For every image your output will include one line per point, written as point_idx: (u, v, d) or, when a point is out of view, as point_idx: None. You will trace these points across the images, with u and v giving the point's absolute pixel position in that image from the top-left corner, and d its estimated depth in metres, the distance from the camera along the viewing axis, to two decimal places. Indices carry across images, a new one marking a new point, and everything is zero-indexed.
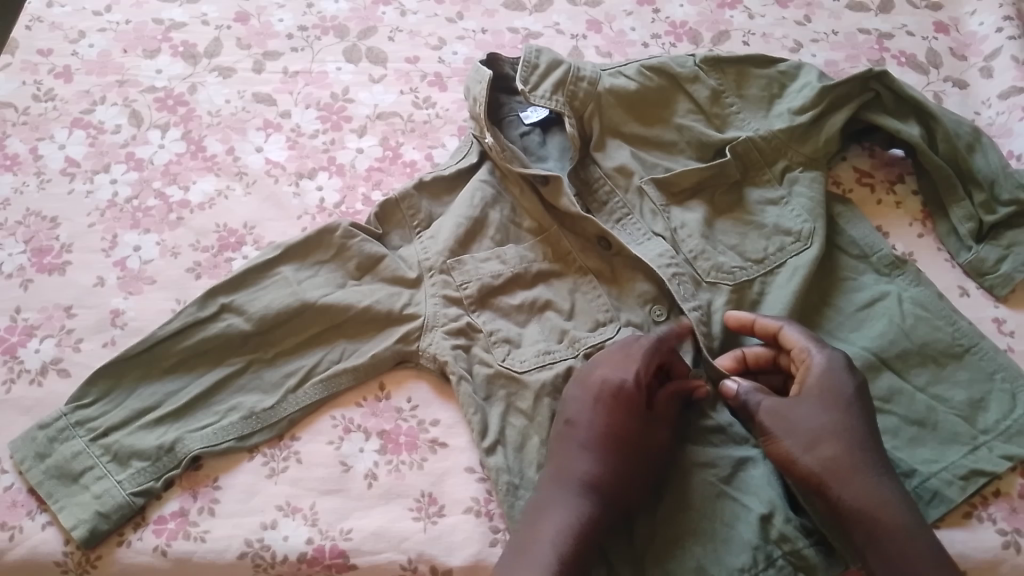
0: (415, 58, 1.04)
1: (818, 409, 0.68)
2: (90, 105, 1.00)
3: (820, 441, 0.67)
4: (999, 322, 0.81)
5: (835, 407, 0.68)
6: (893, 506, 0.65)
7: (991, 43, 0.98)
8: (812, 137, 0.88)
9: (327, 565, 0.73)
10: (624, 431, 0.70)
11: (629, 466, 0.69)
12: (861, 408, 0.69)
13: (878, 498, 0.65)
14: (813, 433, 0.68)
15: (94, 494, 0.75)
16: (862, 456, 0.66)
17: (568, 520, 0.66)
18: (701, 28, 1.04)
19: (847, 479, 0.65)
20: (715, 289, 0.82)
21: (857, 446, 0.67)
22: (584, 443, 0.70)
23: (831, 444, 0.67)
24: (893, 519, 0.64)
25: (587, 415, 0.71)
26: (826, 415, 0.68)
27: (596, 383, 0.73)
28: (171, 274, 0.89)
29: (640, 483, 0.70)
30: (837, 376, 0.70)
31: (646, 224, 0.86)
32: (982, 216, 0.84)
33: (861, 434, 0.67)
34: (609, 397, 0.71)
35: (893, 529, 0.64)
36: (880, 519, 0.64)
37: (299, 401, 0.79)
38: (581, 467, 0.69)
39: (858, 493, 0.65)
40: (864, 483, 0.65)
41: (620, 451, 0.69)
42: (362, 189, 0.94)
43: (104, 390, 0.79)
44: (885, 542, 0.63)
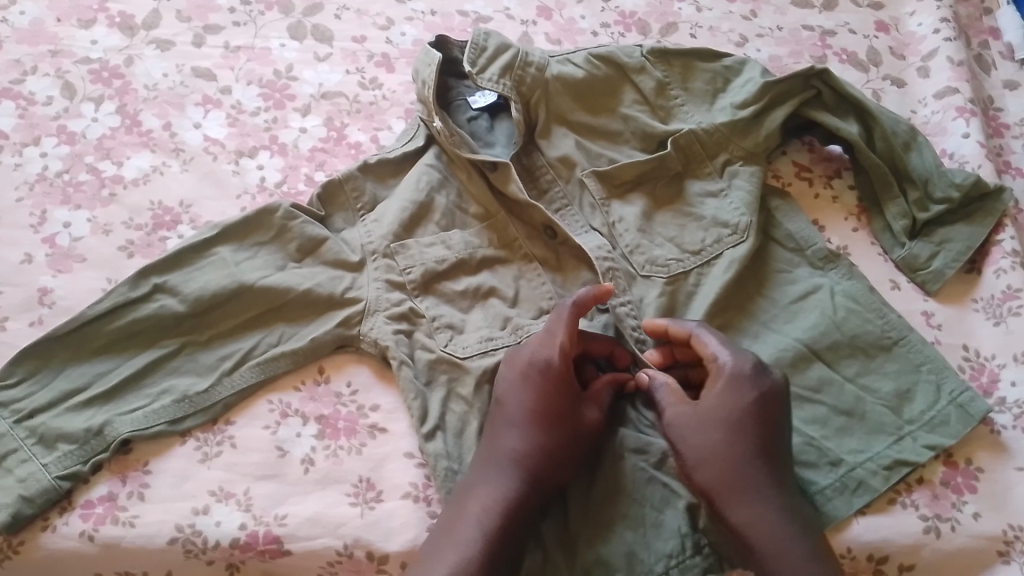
0: (362, 38, 1.02)
1: (705, 429, 0.69)
2: (21, 75, 0.96)
3: (708, 463, 0.68)
4: (928, 315, 0.84)
5: (723, 427, 0.69)
6: (769, 521, 0.66)
7: (929, 43, 1.01)
8: (753, 132, 0.89)
9: (260, 551, 0.72)
10: (554, 407, 0.71)
11: (558, 441, 0.70)
12: (759, 424, 0.69)
13: (755, 512, 0.66)
14: (700, 452, 0.69)
15: (16, 478, 0.72)
16: (749, 474, 0.67)
17: (493, 495, 0.67)
18: (650, 19, 1.05)
19: (725, 497, 0.67)
20: (649, 283, 0.83)
21: (747, 464, 0.68)
22: (513, 420, 0.71)
23: (720, 462, 0.68)
24: (772, 535, 0.65)
25: (516, 394, 0.72)
26: (716, 434, 0.69)
27: (524, 361, 0.73)
28: (103, 253, 0.86)
29: (570, 458, 0.70)
30: (733, 394, 0.70)
31: (584, 217, 0.87)
32: (916, 214, 0.86)
33: (747, 451, 0.68)
34: (537, 376, 0.72)
35: (768, 546, 0.65)
36: (757, 539, 0.65)
37: (234, 385, 0.78)
38: (508, 445, 0.70)
39: (741, 510, 0.66)
40: (748, 501, 0.67)
41: (549, 426, 0.70)
42: (305, 169, 0.92)
43: (31, 370, 0.76)
44: (759, 558, 0.65)
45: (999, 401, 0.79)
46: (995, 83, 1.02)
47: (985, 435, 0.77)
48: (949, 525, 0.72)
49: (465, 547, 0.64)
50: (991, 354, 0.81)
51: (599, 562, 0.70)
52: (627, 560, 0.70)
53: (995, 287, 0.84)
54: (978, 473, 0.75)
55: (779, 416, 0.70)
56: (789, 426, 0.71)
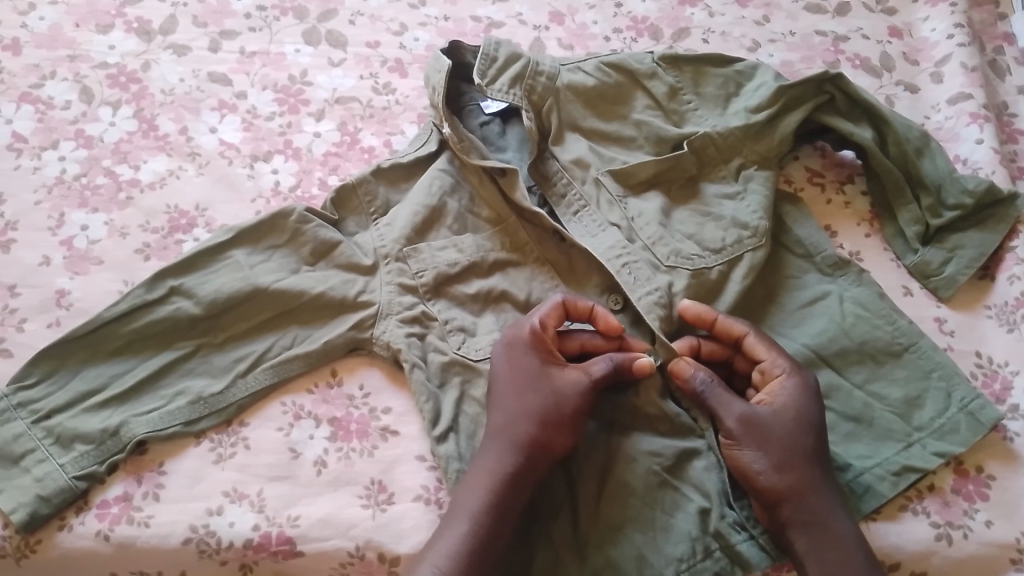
0: (375, 43, 1.03)
1: (790, 429, 0.69)
2: (39, 80, 0.98)
3: (789, 462, 0.68)
4: (940, 321, 0.83)
5: (804, 429, 0.70)
6: (836, 521, 0.67)
7: (942, 49, 1.01)
8: (768, 135, 0.89)
9: (273, 551, 0.73)
10: (530, 379, 0.72)
11: (541, 410, 0.70)
12: (824, 431, 0.71)
13: (827, 512, 0.67)
14: (783, 452, 0.68)
15: (34, 478, 0.73)
16: (822, 475, 0.69)
17: (486, 472, 0.68)
18: (661, 24, 1.05)
19: (805, 498, 0.67)
20: (673, 273, 0.82)
21: (820, 466, 0.69)
22: (495, 398, 0.72)
23: (801, 461, 0.68)
24: (837, 533, 0.67)
25: (498, 374, 0.73)
26: (796, 433, 0.69)
27: (506, 340, 0.75)
28: (119, 255, 0.87)
29: (557, 422, 0.70)
30: (804, 398, 0.71)
31: (601, 215, 0.86)
32: (929, 220, 0.86)
33: (817, 455, 0.69)
34: (516, 355, 0.73)
35: (838, 543, 0.66)
36: (828, 536, 0.66)
37: (248, 387, 0.79)
38: (496, 423, 0.71)
39: (815, 510, 0.67)
40: (821, 500, 0.68)
41: (530, 397, 0.71)
42: (319, 173, 0.93)
43: (48, 371, 0.77)
44: (830, 555, 0.66)
45: (1011, 408, 0.78)
46: (1009, 89, 1.01)
47: (997, 442, 0.77)
48: (960, 532, 0.72)
49: (461, 524, 0.66)
50: (1004, 360, 0.81)
51: (609, 565, 0.70)
52: (636, 563, 0.71)
53: (1007, 294, 0.84)
54: (989, 480, 0.75)
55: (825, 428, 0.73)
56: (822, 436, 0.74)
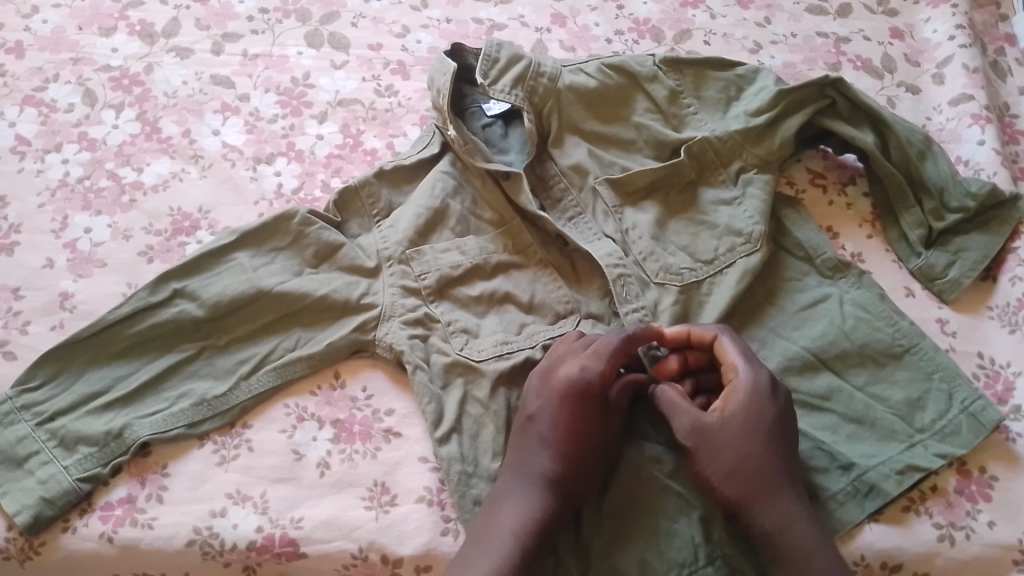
0: (378, 45, 1.03)
1: (743, 437, 0.69)
2: (43, 83, 0.98)
3: (741, 470, 0.68)
4: (943, 322, 0.84)
5: (757, 435, 0.69)
6: (804, 533, 0.67)
7: (943, 50, 1.01)
8: (767, 140, 0.89)
9: (276, 553, 0.73)
10: (585, 426, 0.71)
11: (587, 463, 0.70)
12: (783, 434, 0.70)
13: (793, 523, 0.67)
14: (734, 462, 0.69)
15: (38, 480, 0.73)
16: (778, 484, 0.68)
17: (526, 514, 0.67)
18: (663, 26, 1.05)
19: (766, 507, 0.67)
20: (663, 289, 0.83)
21: (781, 476, 0.68)
22: (540, 438, 0.71)
23: (752, 471, 0.68)
24: (803, 543, 0.66)
25: (546, 414, 0.71)
26: (746, 441, 0.69)
27: (556, 381, 0.72)
28: (122, 257, 0.87)
29: (591, 472, 0.71)
30: (757, 399, 0.71)
31: (597, 225, 0.87)
32: (932, 223, 0.86)
33: (780, 465, 0.69)
34: (573, 394, 0.71)
35: (804, 552, 0.66)
36: (791, 545, 0.66)
37: (251, 389, 0.79)
38: (541, 464, 0.70)
39: (772, 523, 0.67)
40: (782, 510, 0.67)
41: (580, 448, 0.70)
42: (322, 175, 0.93)
43: (52, 373, 0.77)
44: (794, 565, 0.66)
45: (1013, 409, 0.78)
46: (1011, 90, 1.01)
47: (999, 443, 0.77)
48: (962, 533, 0.72)
49: (497, 556, 0.64)
50: (1006, 361, 0.81)
51: (613, 570, 0.71)
52: (639, 568, 0.71)
53: (1009, 295, 0.84)
54: (992, 481, 0.75)
55: (792, 424, 0.72)
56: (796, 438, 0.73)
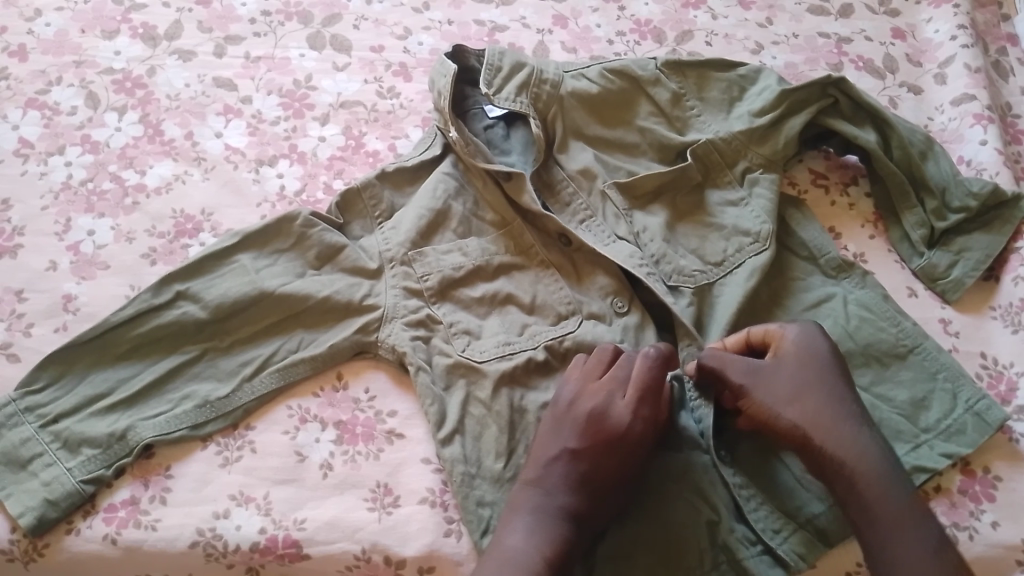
0: (380, 47, 1.03)
1: (796, 370, 0.70)
2: (46, 85, 0.98)
3: (802, 395, 0.69)
4: (946, 323, 0.84)
5: (814, 366, 0.71)
6: (869, 457, 0.67)
7: (945, 50, 1.01)
8: (771, 139, 0.89)
9: (279, 554, 0.73)
10: (615, 467, 0.69)
11: (608, 499, 0.69)
12: (839, 371, 0.71)
13: (856, 449, 0.67)
14: (792, 390, 0.70)
15: (41, 482, 0.74)
16: (852, 419, 0.68)
17: (547, 545, 0.65)
18: (665, 27, 1.05)
19: (829, 433, 0.68)
20: (679, 293, 0.83)
21: (843, 407, 0.69)
22: (581, 477, 0.68)
23: (824, 408, 0.69)
24: (870, 469, 0.66)
25: (593, 455, 0.69)
26: (813, 379, 0.70)
27: (608, 426, 0.70)
28: (125, 259, 0.87)
29: (610, 505, 0.70)
30: (815, 341, 0.72)
31: (609, 226, 0.87)
32: (934, 223, 0.86)
33: (840, 395, 0.70)
34: (606, 433, 0.69)
35: (872, 475, 0.66)
36: (857, 468, 0.66)
37: (254, 391, 0.79)
38: (563, 499, 0.67)
39: (852, 454, 0.66)
40: (847, 436, 0.67)
41: (606, 483, 0.69)
42: (324, 177, 0.94)
43: (55, 375, 0.78)
44: (862, 489, 0.65)
45: (1016, 409, 0.78)
46: (1013, 90, 1.01)
47: (1003, 443, 0.76)
48: (966, 533, 0.72)
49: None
50: (1010, 362, 0.81)
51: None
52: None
53: (1012, 295, 0.84)
54: (996, 481, 0.75)
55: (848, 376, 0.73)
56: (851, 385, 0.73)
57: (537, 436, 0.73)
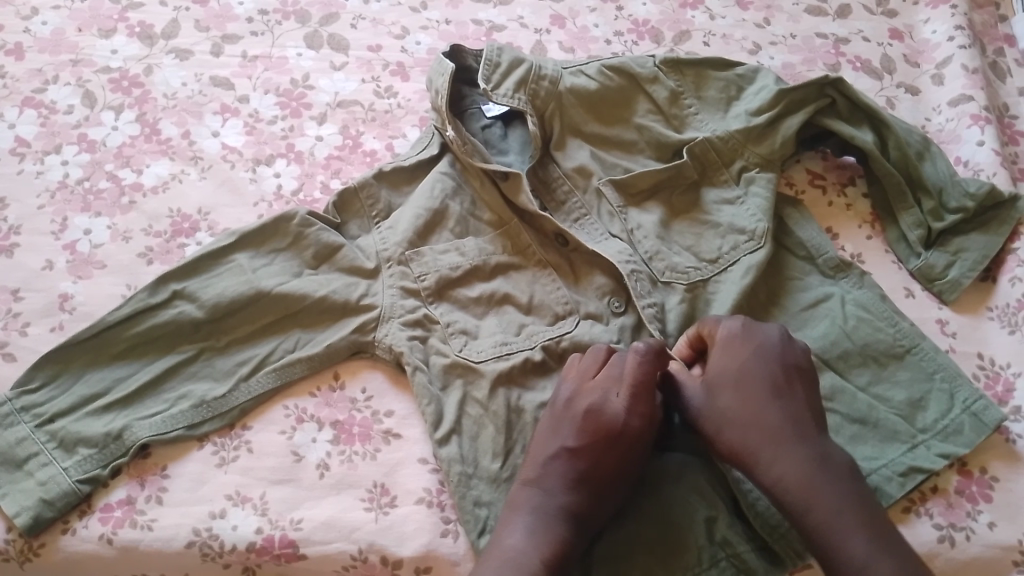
0: (378, 46, 1.03)
1: (725, 394, 0.70)
2: (42, 84, 0.98)
3: (730, 420, 0.69)
4: (943, 323, 0.84)
5: (739, 387, 0.70)
6: (797, 471, 0.65)
7: (943, 50, 1.01)
8: (768, 139, 0.89)
9: (276, 554, 0.73)
10: (615, 464, 0.69)
11: (610, 497, 0.69)
12: (766, 381, 0.69)
13: (784, 465, 0.65)
14: (722, 416, 0.70)
15: (37, 481, 0.73)
16: (782, 426, 0.67)
17: (547, 546, 0.65)
18: (663, 27, 1.05)
19: (759, 455, 0.67)
20: (669, 289, 0.83)
21: (771, 421, 0.67)
22: (581, 475, 0.68)
23: (750, 421, 0.68)
24: (800, 485, 0.64)
25: (592, 452, 0.69)
26: (739, 393, 0.70)
27: (605, 421, 0.70)
28: (122, 259, 0.87)
29: (612, 503, 0.70)
30: (743, 356, 0.71)
31: (603, 225, 0.87)
32: (931, 223, 0.86)
33: (767, 408, 0.68)
34: (605, 430, 0.70)
35: (802, 491, 0.64)
36: (788, 488, 0.65)
37: (251, 390, 0.79)
38: (563, 498, 0.67)
39: (779, 469, 0.65)
40: (778, 453, 0.66)
41: (605, 482, 0.69)
42: (322, 177, 0.93)
43: (52, 375, 0.77)
44: (795, 509, 0.64)
45: (1014, 410, 0.78)
46: (1010, 91, 1.01)
47: (999, 444, 0.77)
48: (962, 534, 0.72)
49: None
50: (1007, 362, 0.81)
51: None
52: None
53: (1010, 295, 0.84)
54: (993, 481, 0.75)
55: (796, 371, 0.71)
56: (810, 386, 0.71)
57: (534, 437, 0.73)
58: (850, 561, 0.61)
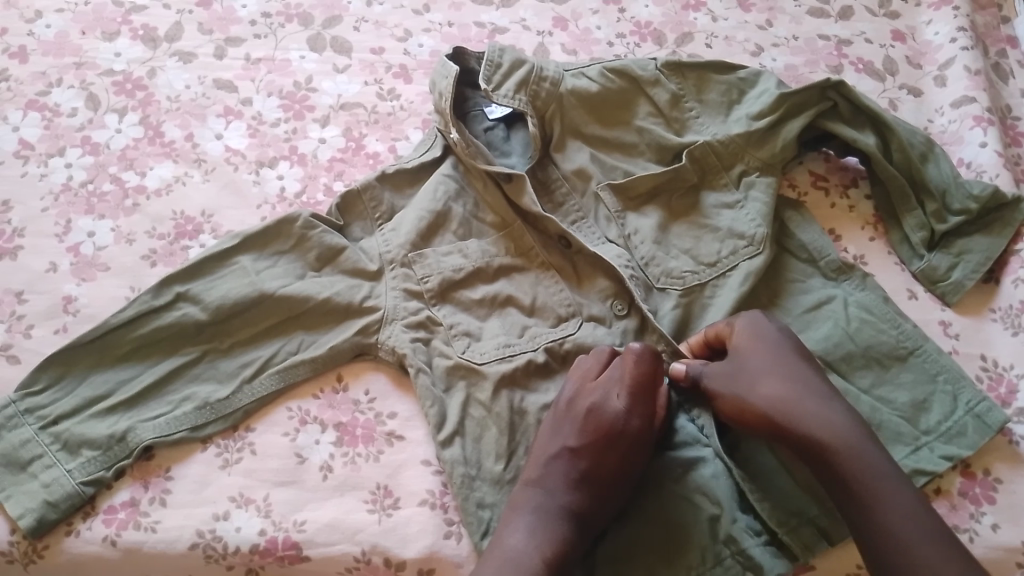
0: (380, 49, 1.03)
1: (754, 358, 0.71)
2: (46, 87, 0.98)
3: (762, 380, 0.70)
4: (945, 325, 0.84)
5: (769, 352, 0.71)
6: (836, 426, 0.66)
7: (945, 52, 1.01)
8: (768, 144, 0.89)
9: (279, 556, 0.73)
10: (616, 464, 0.69)
11: (611, 498, 0.69)
12: (793, 351, 0.72)
13: (823, 421, 0.67)
14: (754, 377, 0.70)
15: (41, 483, 0.74)
16: (820, 389, 0.69)
17: (549, 545, 0.65)
18: (665, 29, 1.05)
19: (797, 412, 0.67)
20: (665, 294, 0.84)
21: (804, 383, 0.69)
22: (583, 475, 0.69)
23: (790, 381, 0.69)
24: (842, 439, 0.66)
25: (593, 452, 0.70)
26: (772, 359, 0.71)
27: (606, 421, 0.70)
28: (125, 261, 0.87)
29: (614, 504, 0.70)
30: (765, 329, 0.73)
31: (600, 229, 0.88)
32: (934, 225, 0.86)
33: (798, 372, 0.70)
34: (607, 430, 0.70)
35: (844, 444, 0.65)
36: (831, 442, 0.66)
37: (254, 392, 0.79)
38: (565, 497, 0.68)
39: (826, 423, 0.66)
40: (816, 411, 0.67)
41: (607, 481, 0.69)
42: (324, 179, 0.94)
43: (56, 377, 0.78)
44: (837, 463, 0.65)
45: (1017, 411, 0.78)
46: (1013, 92, 1.01)
47: (1002, 446, 0.76)
48: (966, 536, 0.72)
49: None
50: (1010, 364, 0.81)
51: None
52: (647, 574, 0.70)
53: (1012, 297, 0.84)
54: (996, 483, 0.75)
55: (809, 356, 0.74)
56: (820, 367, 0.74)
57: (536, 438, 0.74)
58: (904, 512, 0.62)
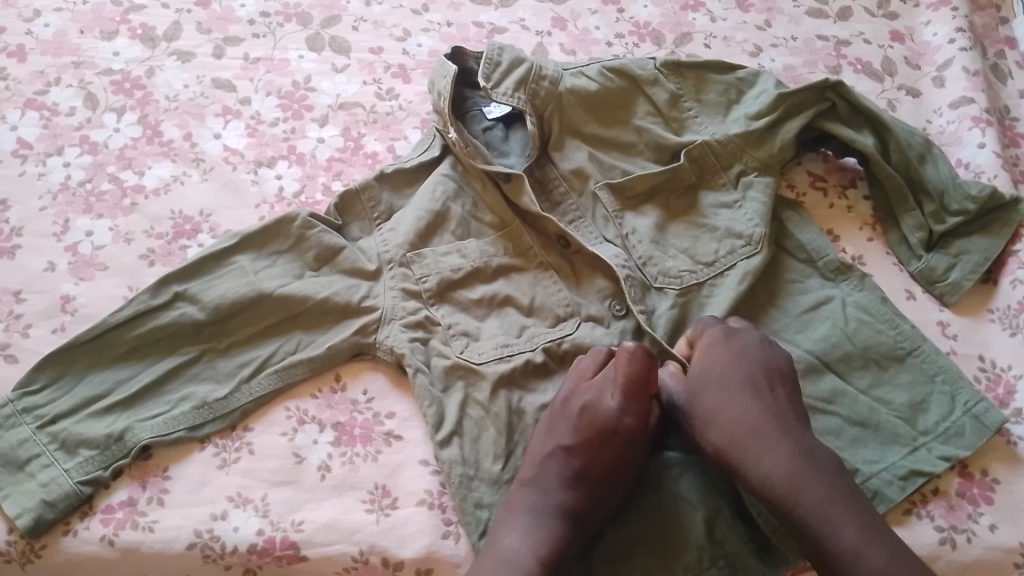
0: (379, 49, 1.03)
1: (704, 395, 0.73)
2: (44, 86, 0.98)
3: (709, 419, 0.71)
4: (944, 325, 0.84)
5: (721, 388, 0.72)
6: (777, 465, 0.66)
7: (944, 53, 1.01)
8: (767, 143, 0.89)
9: (278, 556, 0.73)
10: (610, 463, 0.69)
11: (608, 496, 0.69)
12: (744, 381, 0.72)
13: (766, 460, 0.67)
14: (703, 415, 0.72)
15: (39, 483, 0.74)
16: (765, 427, 0.68)
17: (542, 546, 0.65)
18: (664, 29, 1.05)
19: (740, 452, 0.69)
20: (663, 294, 0.84)
21: (751, 418, 0.69)
22: (578, 473, 0.69)
23: (733, 422, 0.70)
24: (784, 480, 0.66)
25: (587, 451, 0.70)
26: (719, 396, 0.72)
27: (599, 419, 0.70)
28: (123, 261, 0.87)
29: (610, 503, 0.70)
30: (722, 358, 0.73)
31: (598, 229, 0.88)
32: (933, 226, 0.86)
33: (745, 406, 0.70)
34: (601, 429, 0.70)
35: (786, 484, 0.65)
36: (772, 483, 0.66)
37: (252, 392, 0.79)
38: (560, 497, 0.68)
39: (763, 468, 0.67)
40: (760, 451, 0.68)
41: (601, 481, 0.69)
42: (323, 178, 0.93)
43: (54, 376, 0.78)
44: (781, 502, 0.65)
45: (1015, 412, 0.78)
46: (1011, 93, 1.01)
47: (1001, 446, 0.76)
48: (964, 536, 0.72)
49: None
50: (1008, 364, 0.81)
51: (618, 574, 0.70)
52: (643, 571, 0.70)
53: (1011, 298, 0.84)
54: (994, 483, 0.75)
55: (774, 373, 0.73)
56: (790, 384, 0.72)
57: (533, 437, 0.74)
58: (842, 556, 0.62)
